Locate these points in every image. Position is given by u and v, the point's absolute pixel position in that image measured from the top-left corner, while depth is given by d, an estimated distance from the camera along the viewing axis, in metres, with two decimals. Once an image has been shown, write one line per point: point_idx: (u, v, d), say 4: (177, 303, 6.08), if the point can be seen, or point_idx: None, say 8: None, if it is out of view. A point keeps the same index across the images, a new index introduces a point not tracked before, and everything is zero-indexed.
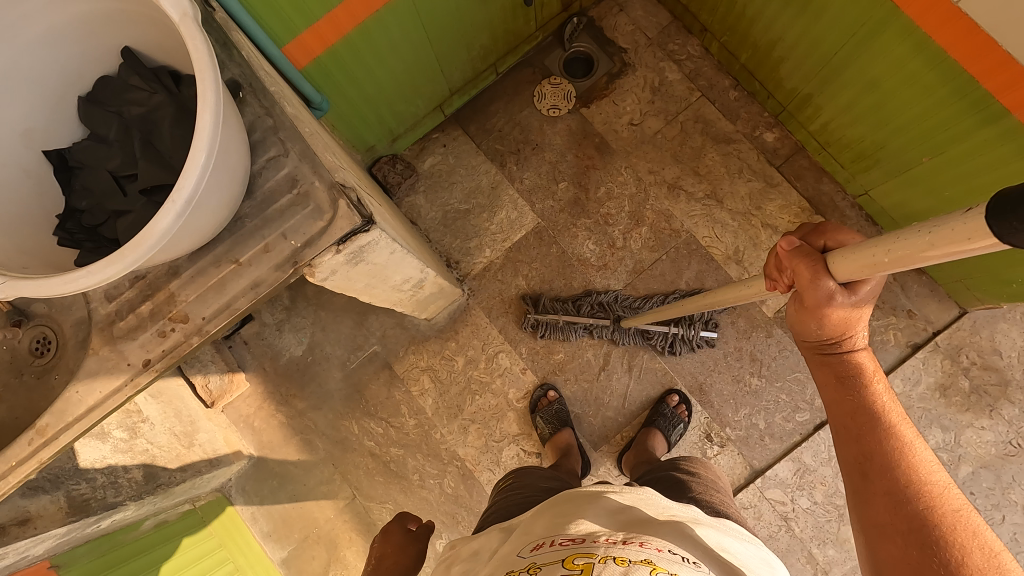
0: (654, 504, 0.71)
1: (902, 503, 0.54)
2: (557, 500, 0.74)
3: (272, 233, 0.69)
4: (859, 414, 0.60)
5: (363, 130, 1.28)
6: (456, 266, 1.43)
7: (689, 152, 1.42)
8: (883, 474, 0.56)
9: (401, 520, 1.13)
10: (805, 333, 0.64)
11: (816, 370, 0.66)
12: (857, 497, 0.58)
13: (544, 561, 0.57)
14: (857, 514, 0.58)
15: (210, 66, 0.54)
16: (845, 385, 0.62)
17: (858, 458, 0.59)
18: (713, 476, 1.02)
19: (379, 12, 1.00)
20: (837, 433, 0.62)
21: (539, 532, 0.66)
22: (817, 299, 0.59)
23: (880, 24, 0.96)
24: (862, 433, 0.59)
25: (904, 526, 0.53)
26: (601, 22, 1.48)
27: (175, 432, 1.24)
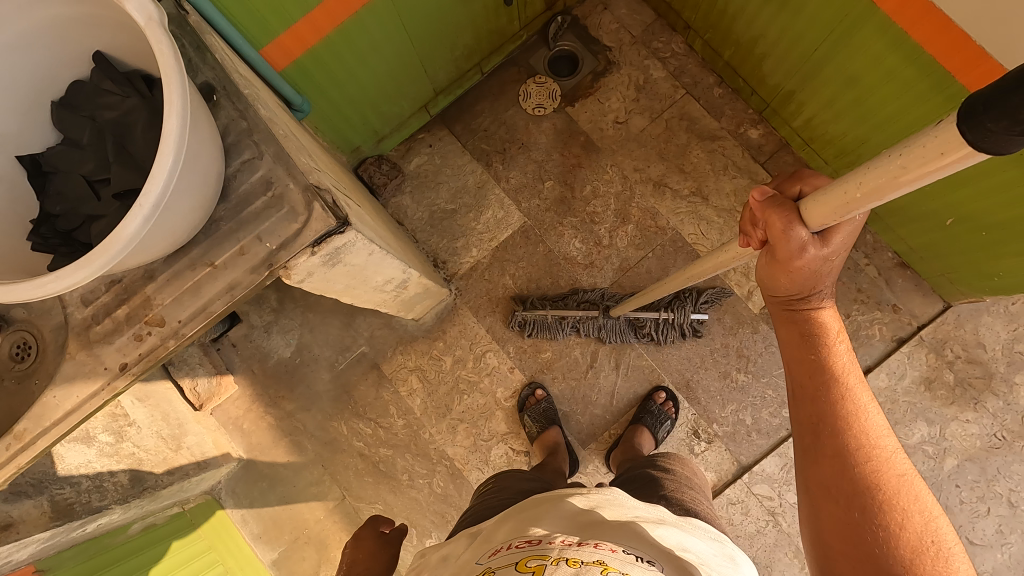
0: (619, 505, 0.71)
1: (848, 465, 0.58)
2: (525, 503, 0.74)
3: (246, 236, 0.69)
4: (817, 373, 0.64)
5: (347, 131, 1.28)
6: (443, 266, 1.44)
7: (674, 149, 1.42)
8: (834, 438, 0.60)
9: (372, 526, 1.16)
10: (774, 285, 0.66)
11: (782, 328, 0.69)
12: (807, 456, 0.62)
13: (498, 564, 0.59)
14: (804, 471, 0.62)
15: (177, 70, 0.54)
16: (808, 343, 0.65)
17: (812, 419, 0.62)
18: (689, 473, 1.03)
19: (358, 13, 1.00)
20: (795, 392, 0.65)
21: (499, 538, 0.67)
22: (789, 250, 0.60)
23: (857, 20, 0.97)
24: (820, 395, 0.62)
25: (847, 488, 0.57)
26: (585, 21, 1.48)
27: (163, 435, 1.24)
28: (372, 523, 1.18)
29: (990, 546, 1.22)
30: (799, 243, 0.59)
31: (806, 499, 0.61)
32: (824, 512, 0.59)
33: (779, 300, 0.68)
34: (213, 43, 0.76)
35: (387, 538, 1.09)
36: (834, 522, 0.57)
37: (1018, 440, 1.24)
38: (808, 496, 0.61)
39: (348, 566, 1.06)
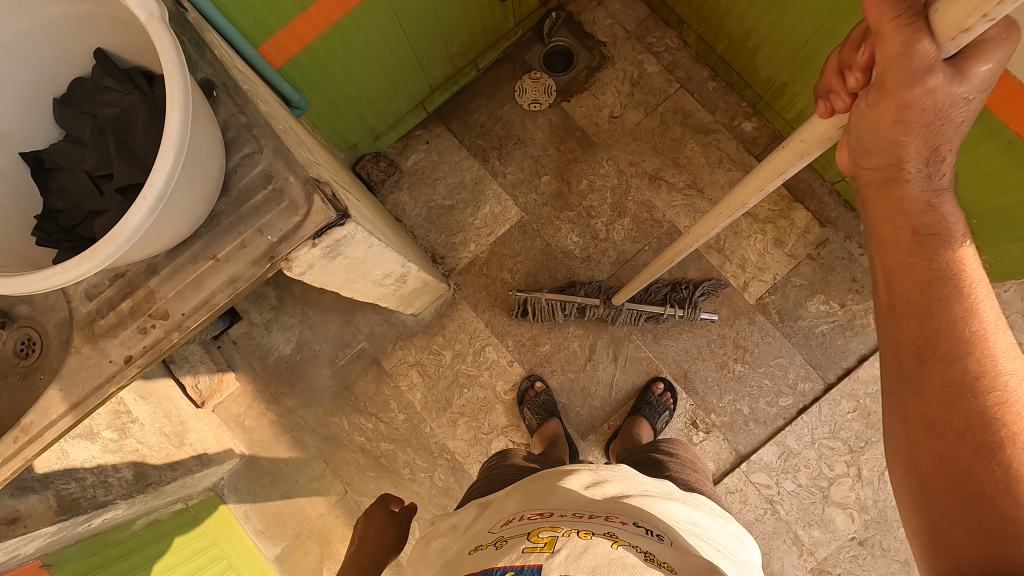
0: (628, 481, 0.76)
1: (957, 385, 0.49)
2: (536, 478, 0.80)
3: (247, 229, 0.71)
4: (930, 284, 0.52)
5: (344, 128, 1.29)
6: (442, 261, 1.45)
7: (669, 143, 1.43)
8: (936, 355, 0.50)
9: (383, 501, 1.21)
10: (871, 142, 0.52)
11: (887, 223, 0.54)
12: (902, 377, 0.52)
13: (510, 535, 0.63)
14: (893, 393, 0.53)
15: (179, 64, 0.55)
16: (922, 243, 0.52)
17: (909, 333, 0.52)
18: (691, 456, 1.05)
19: (355, 10, 1.01)
20: (891, 306, 0.55)
21: (511, 510, 0.73)
22: (903, 83, 0.45)
23: (846, 12, 0.98)
24: (925, 308, 0.51)
25: (958, 411, 0.48)
26: (579, 17, 1.49)
27: (165, 432, 1.25)
28: (383, 499, 1.22)
29: None
30: (924, 73, 0.44)
31: (892, 424, 0.53)
32: (918, 440, 0.50)
33: (880, 172, 0.53)
34: (212, 40, 0.77)
35: (396, 516, 1.14)
36: (931, 449, 0.49)
37: None
38: (899, 423, 0.52)
39: (359, 540, 1.12)
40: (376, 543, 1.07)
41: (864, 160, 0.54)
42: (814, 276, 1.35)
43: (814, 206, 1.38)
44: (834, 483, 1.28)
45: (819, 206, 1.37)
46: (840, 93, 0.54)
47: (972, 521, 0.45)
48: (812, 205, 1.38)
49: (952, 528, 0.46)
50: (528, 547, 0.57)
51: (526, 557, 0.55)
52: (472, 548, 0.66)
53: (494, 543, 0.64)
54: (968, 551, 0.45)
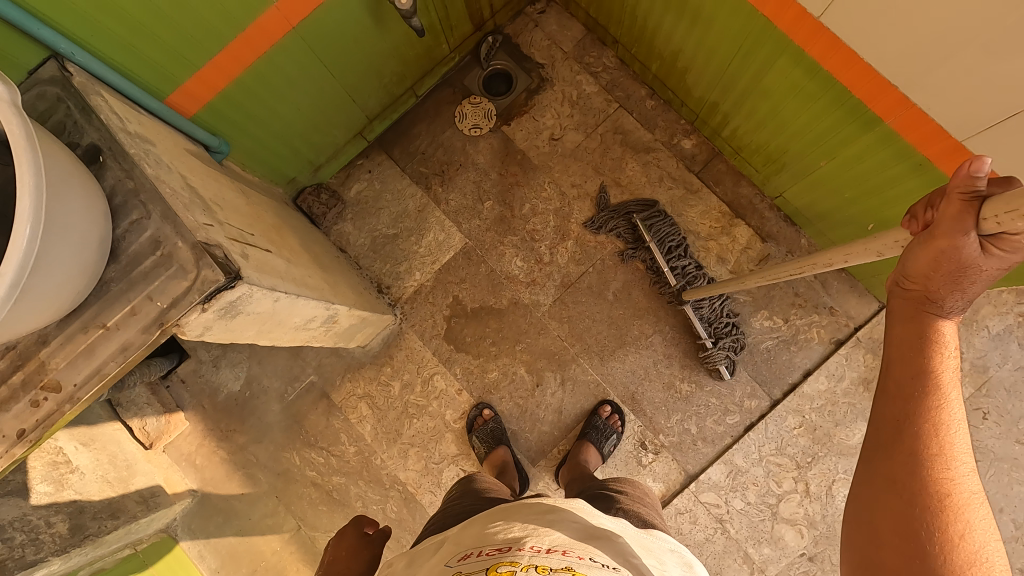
0: (588, 511, 0.71)
1: (920, 472, 0.50)
2: (494, 512, 0.72)
3: (137, 296, 0.70)
4: (915, 380, 0.54)
5: (278, 164, 1.29)
6: (387, 291, 1.44)
7: (609, 163, 1.43)
8: (920, 421, 0.52)
9: (355, 522, 1.06)
10: (910, 268, 0.56)
11: (902, 322, 0.58)
12: (878, 450, 0.54)
13: (468, 570, 0.57)
14: (866, 461, 0.55)
15: (30, 148, 0.56)
16: (921, 343, 0.55)
17: (895, 417, 0.54)
18: (638, 489, 1.02)
19: (269, 53, 1.00)
20: (883, 391, 0.57)
21: (468, 540, 0.66)
22: (951, 234, 0.51)
23: (758, 39, 0.98)
24: (914, 390, 0.54)
25: (910, 483, 0.50)
26: (516, 39, 1.49)
27: (108, 478, 1.24)
28: (359, 517, 1.09)
29: None
30: (964, 233, 0.50)
31: (855, 488, 0.55)
32: (878, 500, 0.52)
33: (913, 296, 0.57)
34: (98, 102, 0.76)
35: (368, 538, 1.00)
36: (885, 522, 0.50)
37: None
38: (862, 478, 0.55)
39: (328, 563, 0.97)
40: (348, 566, 0.93)
41: (903, 279, 0.58)
42: (757, 293, 1.35)
43: (755, 222, 1.38)
44: (782, 499, 1.29)
45: (760, 222, 1.38)
46: (915, 217, 0.56)
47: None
48: (753, 220, 1.38)
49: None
50: None
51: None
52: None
53: None
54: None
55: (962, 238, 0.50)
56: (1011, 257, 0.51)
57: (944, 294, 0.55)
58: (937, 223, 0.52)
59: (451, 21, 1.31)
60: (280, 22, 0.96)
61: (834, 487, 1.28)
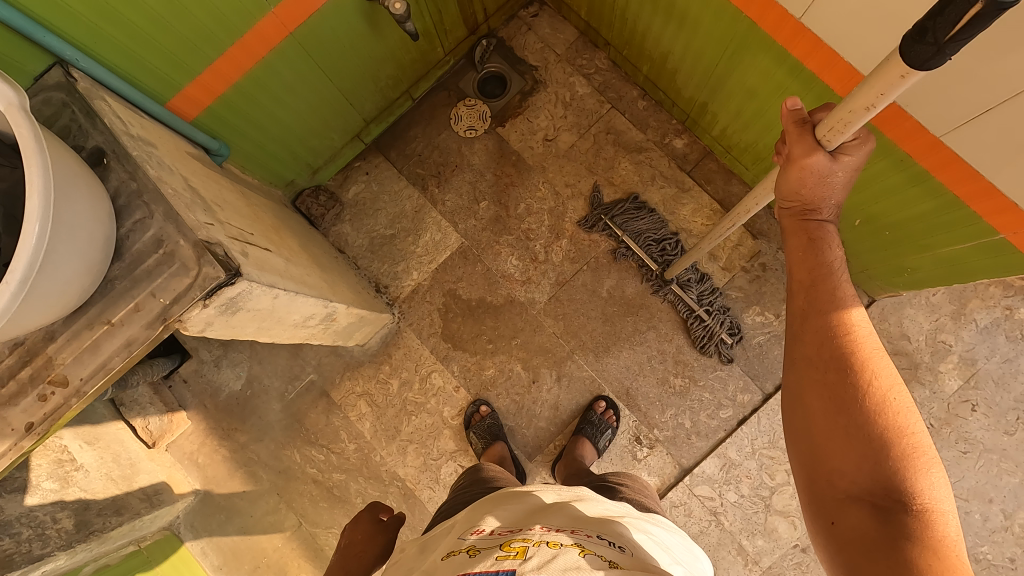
0: (590, 500, 0.73)
1: (830, 339, 0.61)
2: (497, 496, 0.75)
3: (141, 293, 0.72)
4: (817, 270, 0.65)
5: (277, 166, 1.31)
6: (385, 291, 1.47)
7: (603, 163, 1.46)
8: (822, 305, 0.63)
9: (372, 509, 1.08)
10: (786, 190, 0.69)
11: (790, 234, 0.70)
12: (797, 336, 0.64)
13: (482, 545, 0.58)
14: (790, 349, 0.65)
15: (38, 150, 0.58)
16: (814, 244, 0.67)
17: (803, 307, 0.65)
18: (638, 480, 1.03)
19: (266, 59, 1.03)
20: (794, 290, 0.67)
21: (481, 519, 0.67)
22: (804, 152, 0.64)
23: (742, 40, 1.01)
24: (813, 281, 0.65)
25: (826, 348, 0.61)
26: (510, 42, 1.52)
27: (112, 476, 1.26)
28: (374, 504, 1.10)
29: None
30: (812, 150, 0.64)
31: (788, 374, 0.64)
32: (806, 376, 0.62)
33: (795, 212, 0.70)
34: (102, 106, 0.79)
35: (384, 523, 1.01)
36: (815, 389, 0.60)
37: (946, 427, 1.28)
38: (788, 368, 0.65)
39: (343, 548, 0.98)
40: (364, 549, 0.94)
41: (783, 201, 0.71)
42: (749, 289, 1.37)
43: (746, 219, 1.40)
44: (775, 491, 1.31)
45: (751, 219, 1.40)
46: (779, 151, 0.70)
47: (840, 426, 0.58)
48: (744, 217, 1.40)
49: (828, 453, 0.58)
50: (500, 555, 0.54)
51: (500, 566, 0.52)
52: (441, 556, 0.61)
53: (467, 552, 0.58)
54: (845, 468, 0.57)
55: (814, 151, 0.64)
56: (857, 158, 0.65)
57: (817, 203, 0.68)
58: (792, 149, 0.66)
59: (445, 25, 1.34)
60: (277, 28, 0.99)
61: None
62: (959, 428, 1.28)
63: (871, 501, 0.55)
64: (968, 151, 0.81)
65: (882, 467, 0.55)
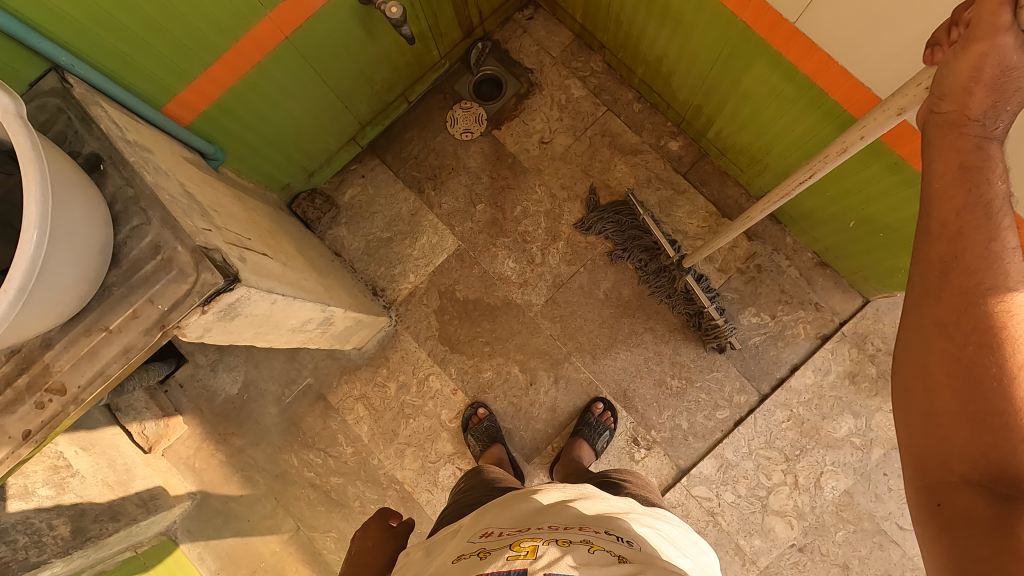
0: (593, 497, 0.73)
1: (969, 298, 0.51)
2: (508, 495, 0.76)
3: (139, 299, 0.72)
4: (966, 209, 0.52)
5: (273, 169, 1.31)
6: (382, 294, 1.47)
7: (598, 165, 1.46)
8: (970, 259, 0.52)
9: (380, 516, 1.08)
10: (947, 84, 0.54)
11: (938, 153, 0.55)
12: (923, 292, 0.54)
13: (492, 546, 0.58)
14: (911, 304, 0.55)
15: (35, 158, 0.58)
16: (969, 174, 0.53)
17: (938, 252, 0.53)
18: (641, 477, 1.03)
19: (263, 63, 1.03)
20: (926, 231, 0.55)
21: (490, 522, 0.67)
22: (990, 30, 0.49)
23: (737, 44, 1.02)
24: (961, 224, 0.52)
25: (960, 311, 0.51)
26: (505, 45, 1.52)
27: (108, 481, 1.26)
28: (382, 513, 1.10)
29: None
30: (1005, 28, 0.48)
31: (905, 334, 0.55)
32: (929, 340, 0.53)
33: (947, 118, 0.56)
34: (98, 112, 0.78)
35: (392, 531, 1.00)
36: (938, 356, 0.52)
37: None
38: (907, 328, 0.55)
39: (353, 554, 0.97)
40: (373, 558, 0.92)
41: (937, 104, 0.56)
42: (744, 290, 1.38)
43: None
44: (771, 491, 1.31)
45: None
46: (942, 39, 0.55)
47: (961, 405, 0.50)
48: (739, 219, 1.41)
49: (944, 430, 0.51)
50: (511, 556, 0.54)
51: (511, 566, 0.52)
52: (451, 560, 0.61)
53: (477, 554, 0.58)
54: (961, 448, 0.50)
55: (1003, 31, 0.48)
56: None
57: (981, 111, 0.54)
58: (974, 22, 0.50)
59: (440, 28, 1.34)
60: (272, 32, 0.99)
61: (823, 479, 1.31)
62: None
63: (987, 487, 0.47)
64: None
65: (1009, 447, 0.48)
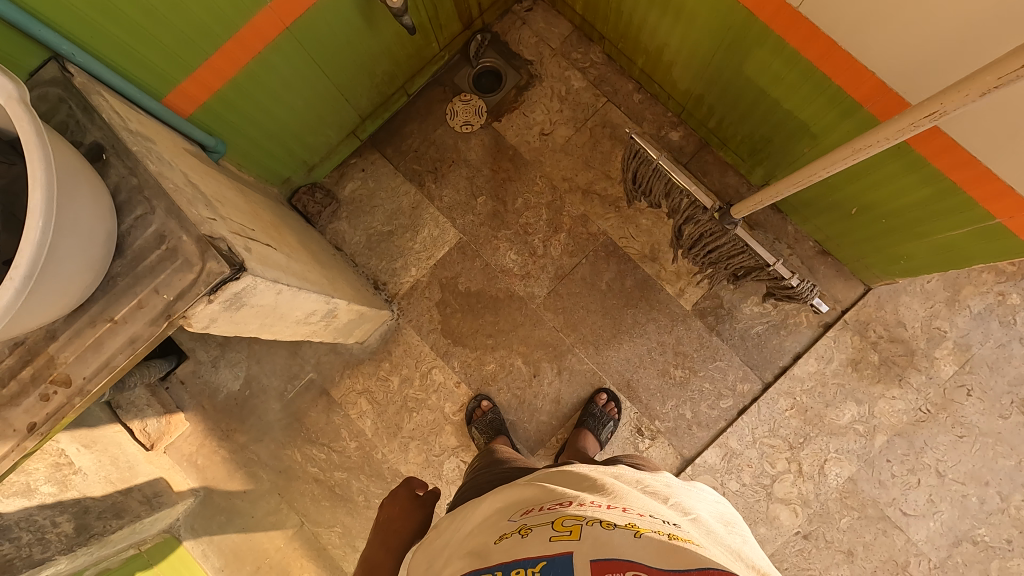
0: (630, 478, 0.72)
1: None
2: (544, 475, 0.76)
3: (144, 289, 0.71)
4: None
5: (274, 163, 1.31)
6: (384, 288, 1.46)
7: (599, 157, 1.46)
8: None
9: (407, 483, 1.03)
10: None
11: None
12: None
13: (534, 524, 0.57)
14: None
15: (40, 144, 0.57)
16: None
17: None
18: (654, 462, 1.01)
19: (264, 54, 1.02)
20: None
21: (528, 501, 0.66)
22: None
23: (738, 32, 1.02)
24: None
25: None
26: (505, 37, 1.52)
27: (111, 479, 1.25)
28: (408, 479, 1.05)
29: (923, 515, 1.28)
30: None
31: None
32: None
33: None
34: (100, 102, 0.78)
35: (420, 499, 0.98)
36: None
37: (942, 412, 1.30)
38: None
39: (378, 523, 0.95)
40: (402, 527, 0.92)
41: None
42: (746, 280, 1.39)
43: None
44: (776, 479, 1.32)
45: None
46: None
47: None
48: None
49: None
50: (555, 536, 0.53)
51: (555, 547, 0.51)
52: (493, 538, 0.60)
53: (518, 532, 0.57)
54: None
55: None
56: None
57: None
58: None
59: (440, 20, 1.34)
60: (273, 23, 0.98)
61: (827, 466, 1.31)
62: (955, 413, 1.30)
63: None
64: (964, 136, 0.83)
65: None
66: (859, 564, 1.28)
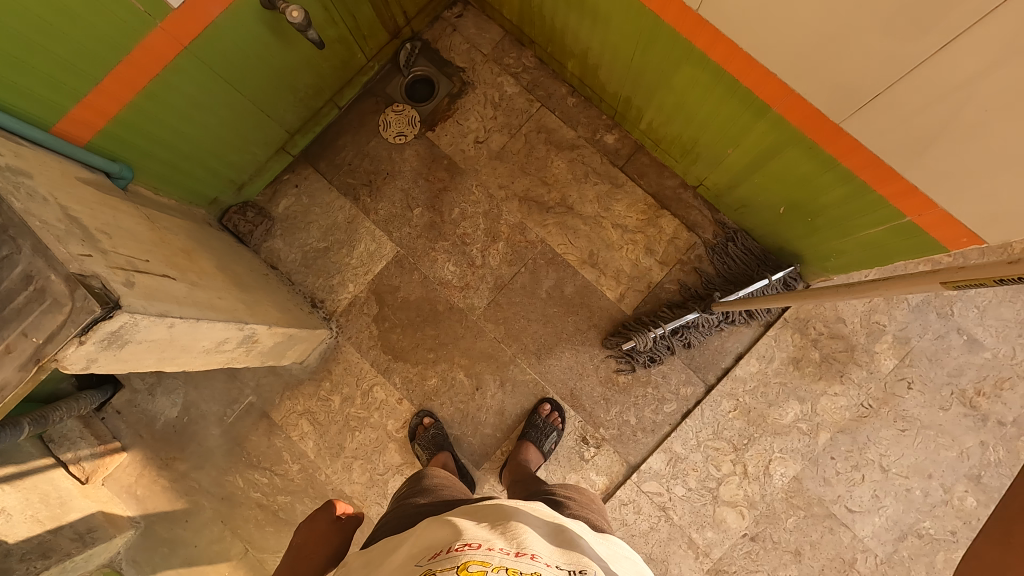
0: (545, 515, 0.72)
1: None
2: (466, 509, 0.75)
3: (10, 333, 0.66)
4: None
5: (196, 185, 1.27)
6: (322, 305, 1.43)
7: (535, 163, 1.44)
8: None
9: (327, 505, 1.00)
10: None
11: None
12: None
13: (440, 566, 0.56)
14: None
15: None
16: None
17: None
18: (585, 495, 0.97)
19: (163, 74, 0.98)
20: None
21: (440, 538, 0.64)
22: None
23: (651, 34, 1.00)
24: None
25: None
26: (435, 44, 1.49)
27: (38, 518, 1.17)
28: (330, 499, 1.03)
29: (868, 511, 1.27)
30: None
31: None
32: None
33: None
34: None
35: (341, 522, 0.96)
36: None
37: (883, 407, 1.30)
38: None
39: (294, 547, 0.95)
40: (315, 552, 0.92)
41: None
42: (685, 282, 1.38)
43: (679, 211, 1.40)
44: (722, 482, 1.31)
45: (683, 211, 1.40)
46: None
47: None
48: (676, 210, 1.40)
49: None
50: None
51: None
52: None
53: None
54: None
55: None
56: None
57: None
58: None
59: (362, 31, 1.30)
60: (170, 44, 0.94)
61: (772, 466, 1.30)
62: (896, 406, 1.29)
63: None
64: (866, 136, 0.82)
65: None
66: (806, 563, 1.27)
